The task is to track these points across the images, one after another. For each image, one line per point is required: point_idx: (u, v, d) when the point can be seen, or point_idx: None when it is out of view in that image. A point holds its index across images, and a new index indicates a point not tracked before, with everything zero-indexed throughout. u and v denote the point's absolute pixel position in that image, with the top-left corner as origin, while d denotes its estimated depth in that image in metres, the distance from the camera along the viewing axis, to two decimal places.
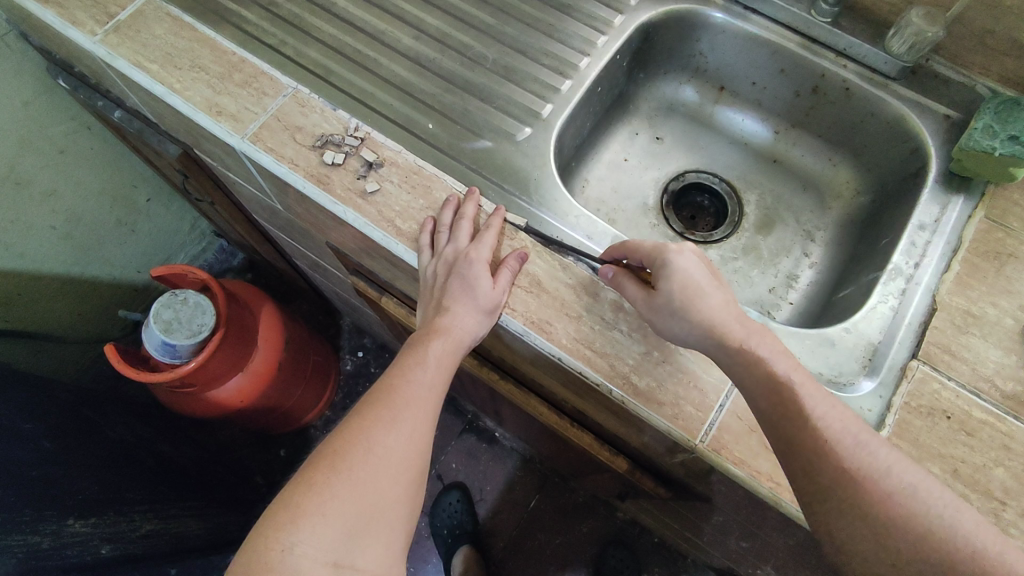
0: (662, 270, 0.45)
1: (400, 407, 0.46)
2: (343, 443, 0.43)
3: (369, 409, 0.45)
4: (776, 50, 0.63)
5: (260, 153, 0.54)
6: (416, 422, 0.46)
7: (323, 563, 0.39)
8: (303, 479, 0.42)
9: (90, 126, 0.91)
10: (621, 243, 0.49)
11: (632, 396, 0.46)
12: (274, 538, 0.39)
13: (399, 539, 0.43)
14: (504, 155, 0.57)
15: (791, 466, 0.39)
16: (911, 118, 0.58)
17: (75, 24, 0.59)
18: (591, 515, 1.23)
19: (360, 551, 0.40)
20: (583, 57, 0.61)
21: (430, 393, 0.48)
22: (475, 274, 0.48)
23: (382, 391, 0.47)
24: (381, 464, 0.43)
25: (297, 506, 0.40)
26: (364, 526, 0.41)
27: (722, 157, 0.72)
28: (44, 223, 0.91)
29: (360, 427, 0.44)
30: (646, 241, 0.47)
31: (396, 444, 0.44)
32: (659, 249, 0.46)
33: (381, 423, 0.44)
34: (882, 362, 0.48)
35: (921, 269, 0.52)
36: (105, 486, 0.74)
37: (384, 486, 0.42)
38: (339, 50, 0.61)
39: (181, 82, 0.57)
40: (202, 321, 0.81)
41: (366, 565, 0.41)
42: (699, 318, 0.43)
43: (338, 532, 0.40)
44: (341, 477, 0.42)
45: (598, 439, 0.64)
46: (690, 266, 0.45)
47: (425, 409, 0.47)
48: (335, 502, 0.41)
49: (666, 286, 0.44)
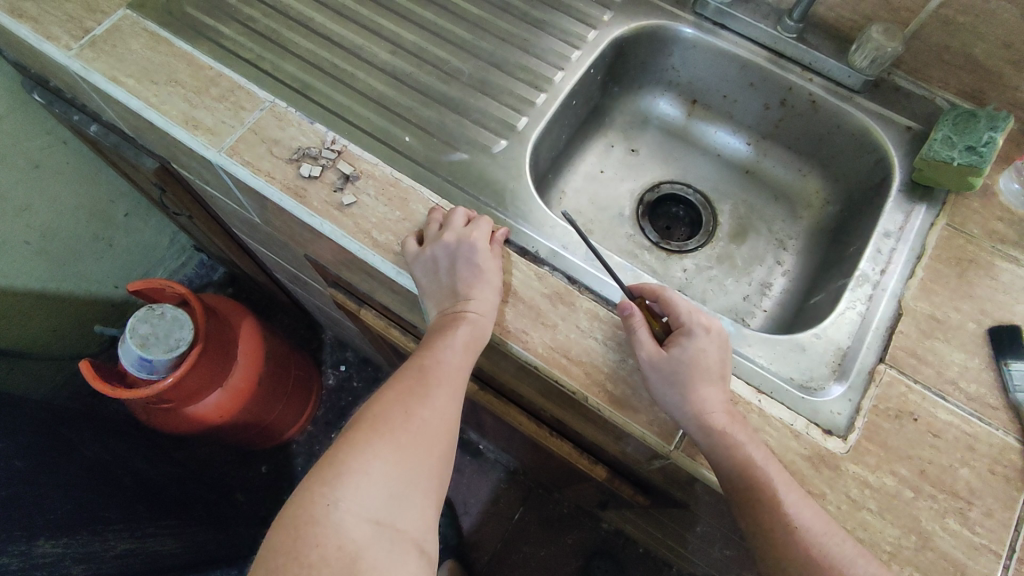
0: (684, 338, 0.46)
1: (432, 382, 0.47)
2: (380, 411, 0.45)
3: (403, 383, 0.47)
4: (746, 65, 0.65)
5: (237, 167, 0.54)
6: (450, 397, 0.47)
7: (369, 520, 0.39)
8: (345, 443, 0.43)
9: (67, 141, 0.91)
10: (655, 289, 0.49)
11: (607, 404, 0.46)
12: (318, 494, 0.40)
13: (433, 507, 0.44)
14: (480, 167, 0.57)
15: (758, 476, 0.41)
16: (874, 129, 0.60)
17: (50, 38, 0.59)
18: (575, 527, 1.23)
19: (404, 511, 0.41)
20: (557, 71, 0.63)
21: (465, 366, 0.48)
22: (479, 255, 0.49)
23: (412, 368, 0.48)
24: (419, 433, 0.44)
25: (339, 464, 0.41)
26: (407, 488, 0.42)
27: (697, 169, 0.73)
28: (18, 238, 0.90)
29: (398, 399, 0.45)
30: (685, 304, 0.48)
31: (431, 416, 0.45)
32: (693, 318, 0.47)
33: (416, 395, 0.46)
34: (852, 366, 0.49)
35: (887, 275, 0.53)
36: (77, 504, 0.73)
37: (421, 455, 0.43)
38: (316, 65, 0.61)
39: (158, 97, 0.57)
40: (179, 335, 0.80)
41: (409, 525, 0.41)
42: (701, 398, 0.43)
43: (381, 492, 0.41)
44: (383, 440, 0.43)
45: (577, 447, 0.64)
46: (712, 348, 0.46)
47: (458, 386, 0.48)
48: (378, 462, 0.41)
49: (683, 351, 0.45)
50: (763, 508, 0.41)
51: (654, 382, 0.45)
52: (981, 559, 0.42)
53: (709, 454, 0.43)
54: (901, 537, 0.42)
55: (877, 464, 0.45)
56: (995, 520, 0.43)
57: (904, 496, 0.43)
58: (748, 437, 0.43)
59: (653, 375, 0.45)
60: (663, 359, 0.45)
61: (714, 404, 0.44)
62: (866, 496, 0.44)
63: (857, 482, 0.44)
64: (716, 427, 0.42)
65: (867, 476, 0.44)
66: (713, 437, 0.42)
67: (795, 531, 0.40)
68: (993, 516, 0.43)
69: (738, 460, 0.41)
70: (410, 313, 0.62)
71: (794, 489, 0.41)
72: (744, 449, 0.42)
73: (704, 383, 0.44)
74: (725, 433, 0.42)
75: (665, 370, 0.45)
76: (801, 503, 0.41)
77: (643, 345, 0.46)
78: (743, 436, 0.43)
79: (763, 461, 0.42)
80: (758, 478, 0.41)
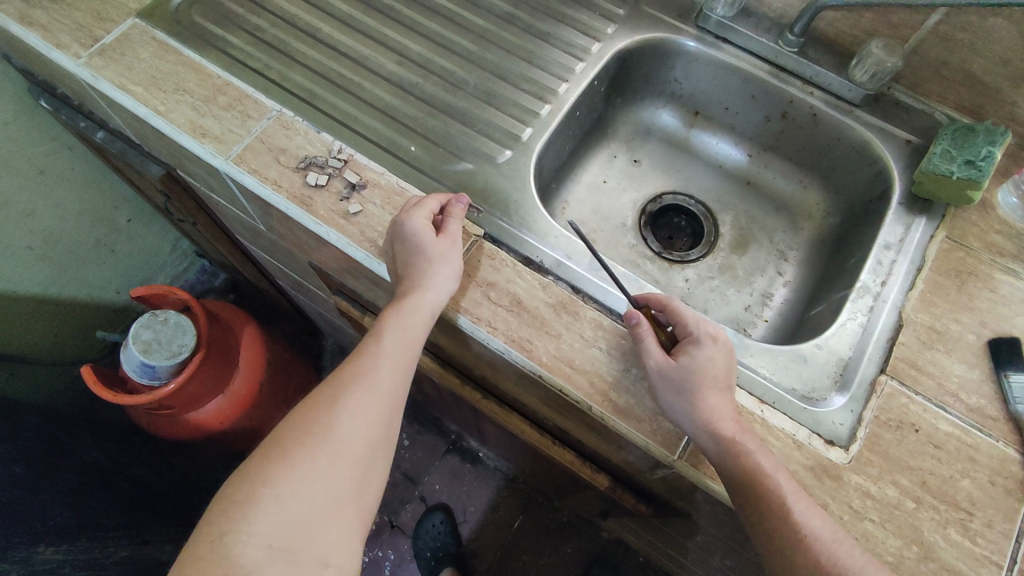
0: (693, 347, 0.47)
1: (347, 392, 0.46)
2: (285, 430, 0.45)
3: (316, 396, 0.47)
4: (746, 77, 0.66)
5: (244, 175, 0.55)
6: (365, 404, 0.46)
7: (269, 537, 0.40)
8: (254, 458, 0.44)
9: (72, 147, 0.91)
10: (662, 297, 0.50)
11: (611, 413, 0.47)
12: (219, 514, 0.41)
13: (345, 520, 0.43)
14: (485, 177, 0.58)
15: (760, 487, 0.41)
16: (874, 142, 0.61)
17: (59, 46, 0.60)
18: (575, 536, 1.23)
19: (310, 526, 0.42)
20: (561, 83, 0.63)
21: (387, 367, 0.48)
22: (420, 231, 0.48)
23: (332, 378, 0.48)
24: (324, 447, 0.44)
25: (234, 493, 0.42)
26: (315, 502, 0.42)
27: (698, 179, 0.74)
28: (21, 243, 0.90)
29: (314, 408, 0.46)
30: (691, 312, 0.49)
31: (339, 428, 0.45)
32: (699, 327, 0.47)
33: (324, 408, 0.45)
34: (853, 377, 0.49)
35: (888, 287, 0.53)
36: (87, 513, 0.75)
37: (324, 471, 0.43)
38: (323, 74, 0.62)
39: (166, 105, 0.58)
40: (182, 342, 0.80)
41: (314, 540, 0.42)
42: (711, 409, 0.44)
43: (274, 516, 0.41)
44: (290, 455, 0.43)
45: (579, 456, 0.64)
46: (719, 356, 0.46)
47: (375, 391, 0.47)
48: (281, 480, 0.42)
49: (691, 361, 0.46)
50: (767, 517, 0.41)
51: (663, 393, 0.46)
52: (983, 570, 0.42)
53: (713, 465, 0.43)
54: (903, 548, 0.43)
55: (879, 475, 0.45)
56: (996, 531, 0.43)
57: (906, 507, 0.44)
58: (752, 447, 0.43)
59: (663, 387, 0.46)
60: (672, 370, 0.46)
61: (720, 414, 0.44)
62: (868, 506, 0.44)
63: (859, 492, 0.44)
64: (721, 438, 0.43)
65: (868, 486, 0.45)
66: (720, 447, 0.43)
67: (798, 541, 0.40)
68: (994, 527, 0.43)
69: (743, 470, 0.42)
70: None
71: (801, 498, 0.42)
72: (749, 460, 0.42)
73: (713, 392, 0.45)
74: (731, 443, 0.42)
75: (674, 381, 0.45)
76: (804, 512, 0.41)
77: (652, 357, 0.46)
78: (750, 447, 0.43)
79: (766, 472, 0.42)
80: (757, 486, 0.41)
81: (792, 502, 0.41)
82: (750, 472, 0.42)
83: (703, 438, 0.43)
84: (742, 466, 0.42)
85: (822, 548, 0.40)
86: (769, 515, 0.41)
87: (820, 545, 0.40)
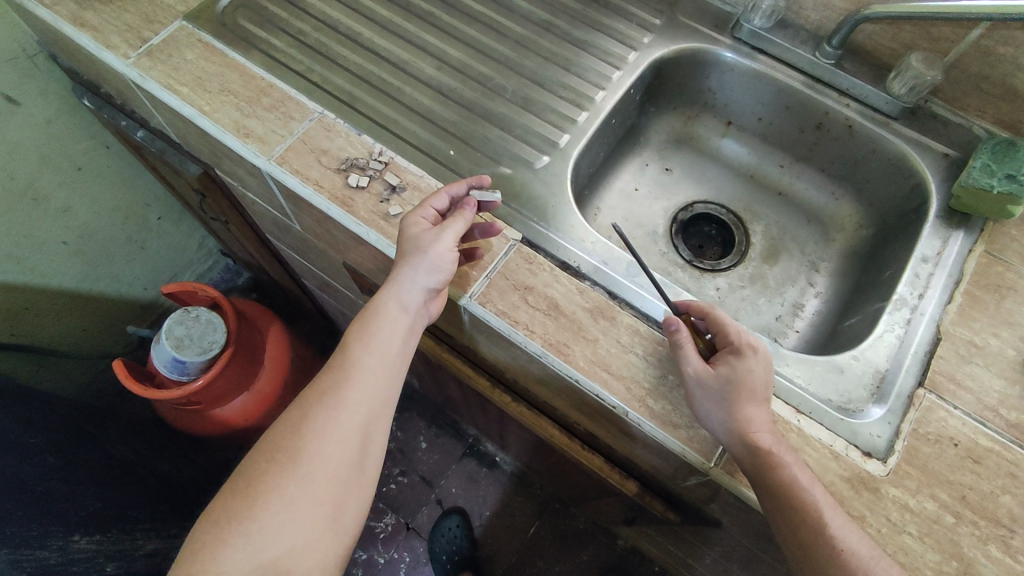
0: (734, 357, 0.47)
1: (318, 412, 0.46)
2: (259, 456, 0.45)
3: (290, 417, 0.47)
4: (781, 88, 0.66)
5: (287, 175, 0.56)
6: (338, 422, 0.46)
7: (243, 567, 0.41)
8: (227, 487, 0.45)
9: (110, 146, 0.92)
10: (704, 306, 0.50)
11: (648, 419, 0.47)
12: (194, 549, 0.42)
13: (322, 541, 0.44)
14: (522, 182, 0.58)
15: (800, 498, 0.41)
16: (912, 155, 0.61)
17: (109, 47, 0.61)
18: (591, 543, 1.22)
19: (284, 551, 0.42)
20: (599, 91, 0.64)
21: (362, 379, 0.48)
22: (419, 234, 0.49)
23: (309, 394, 0.48)
24: (294, 471, 0.44)
25: (212, 526, 0.43)
26: (287, 527, 0.43)
27: (729, 189, 0.74)
28: (56, 238, 0.92)
29: (283, 431, 0.46)
30: (733, 323, 0.49)
31: (311, 450, 0.45)
32: (741, 338, 0.47)
33: (296, 429, 0.46)
34: (891, 389, 0.49)
35: (925, 299, 0.53)
36: (116, 504, 0.76)
37: (296, 495, 0.43)
38: (364, 78, 0.63)
39: (211, 105, 0.59)
40: (213, 338, 0.81)
41: (289, 564, 0.42)
42: (748, 419, 0.44)
43: (248, 546, 0.42)
44: (260, 483, 0.44)
45: (608, 461, 0.65)
46: (760, 368, 0.46)
47: (348, 408, 0.47)
48: (251, 510, 0.43)
49: (731, 372, 0.46)
50: (806, 529, 0.41)
51: (700, 402, 0.46)
52: None
53: (749, 473, 0.43)
54: (941, 563, 0.42)
55: (917, 488, 0.45)
56: None
57: (946, 522, 0.44)
58: (790, 457, 0.43)
59: (701, 396, 0.46)
60: (710, 381, 0.46)
61: (759, 424, 0.44)
62: (906, 520, 0.44)
63: (897, 505, 0.44)
64: (760, 450, 0.43)
65: (907, 500, 0.44)
66: (758, 457, 0.43)
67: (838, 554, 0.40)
68: None
69: (783, 480, 0.42)
70: (446, 323, 0.63)
71: (839, 511, 0.42)
72: (787, 472, 0.42)
73: (752, 403, 0.45)
74: (770, 453, 0.43)
75: (712, 389, 0.46)
76: (843, 524, 0.41)
77: (692, 366, 0.46)
78: (788, 459, 0.43)
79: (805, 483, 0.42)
80: (797, 497, 0.41)
81: (830, 515, 0.41)
82: (789, 483, 0.42)
83: (742, 448, 0.43)
84: (781, 478, 0.42)
85: (861, 561, 0.40)
86: (809, 526, 0.41)
87: (859, 558, 0.40)
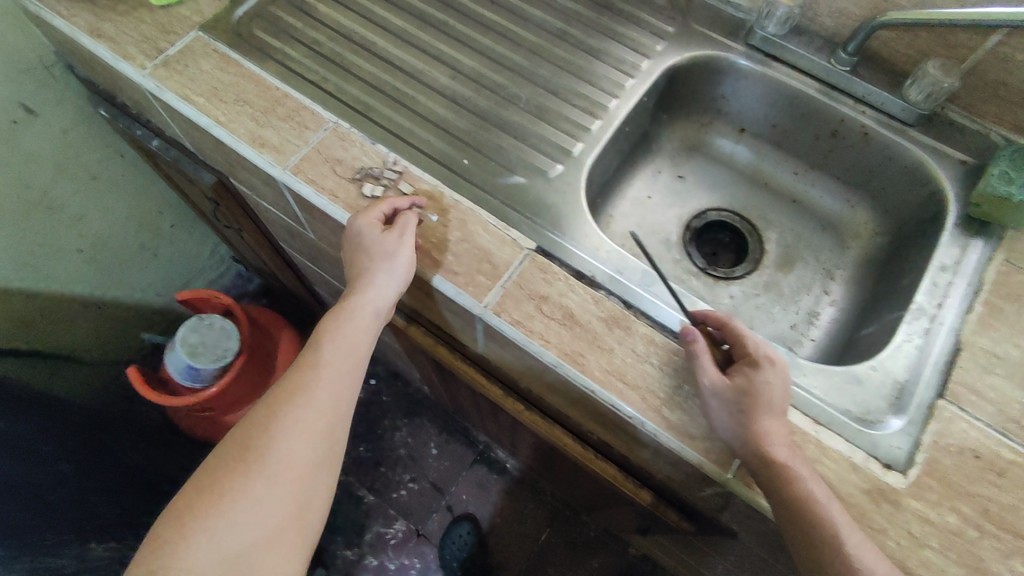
0: (750, 368, 0.47)
1: (285, 411, 0.48)
2: (226, 454, 0.47)
3: (255, 415, 0.48)
4: (795, 96, 0.66)
5: (301, 185, 0.56)
6: (305, 421, 0.48)
7: (207, 563, 0.43)
8: (192, 483, 0.46)
9: (124, 154, 0.93)
10: (723, 318, 0.50)
11: (664, 429, 0.47)
12: (158, 544, 0.43)
13: (285, 536, 0.46)
14: (536, 191, 0.58)
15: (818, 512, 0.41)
16: (929, 163, 0.60)
17: (126, 58, 0.62)
18: (602, 550, 1.22)
19: (249, 547, 0.44)
20: (612, 99, 0.64)
21: (328, 380, 0.50)
22: (374, 240, 0.51)
23: (275, 394, 0.50)
24: (260, 468, 0.46)
25: (177, 522, 0.44)
26: (254, 524, 0.44)
27: (743, 196, 0.74)
28: (71, 245, 0.93)
29: (251, 431, 0.47)
30: (752, 335, 0.48)
31: (277, 449, 0.47)
32: (760, 350, 0.47)
33: (262, 428, 0.47)
34: (911, 400, 0.49)
35: (944, 309, 0.53)
36: (123, 509, 0.78)
37: (263, 491, 0.45)
38: (378, 87, 0.63)
39: (226, 115, 0.59)
40: (226, 345, 0.82)
41: (255, 561, 0.44)
42: (764, 431, 0.44)
43: (214, 541, 0.43)
44: (227, 481, 0.45)
45: (622, 470, 0.64)
46: (778, 380, 0.46)
47: (314, 408, 0.49)
48: (218, 508, 0.44)
49: (746, 382, 0.46)
50: (821, 544, 0.40)
51: (715, 412, 0.46)
52: None
53: (764, 487, 0.43)
54: None
55: (938, 501, 0.44)
56: None
57: (967, 535, 0.43)
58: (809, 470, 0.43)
59: (717, 407, 0.46)
60: (725, 391, 0.46)
61: (775, 437, 0.44)
62: (927, 533, 0.43)
63: (918, 518, 0.44)
64: (778, 463, 0.42)
65: (928, 513, 0.44)
66: (773, 471, 0.42)
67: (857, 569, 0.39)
68: None
69: (801, 493, 0.41)
70: (459, 332, 0.63)
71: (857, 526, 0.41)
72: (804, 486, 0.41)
73: (769, 415, 0.44)
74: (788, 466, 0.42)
75: (727, 400, 0.45)
76: (862, 538, 0.41)
77: (708, 375, 0.46)
78: (804, 474, 0.42)
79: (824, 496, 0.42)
80: (815, 510, 0.41)
81: (848, 530, 0.41)
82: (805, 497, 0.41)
83: (758, 459, 0.43)
84: (796, 492, 0.41)
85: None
86: (828, 539, 0.40)
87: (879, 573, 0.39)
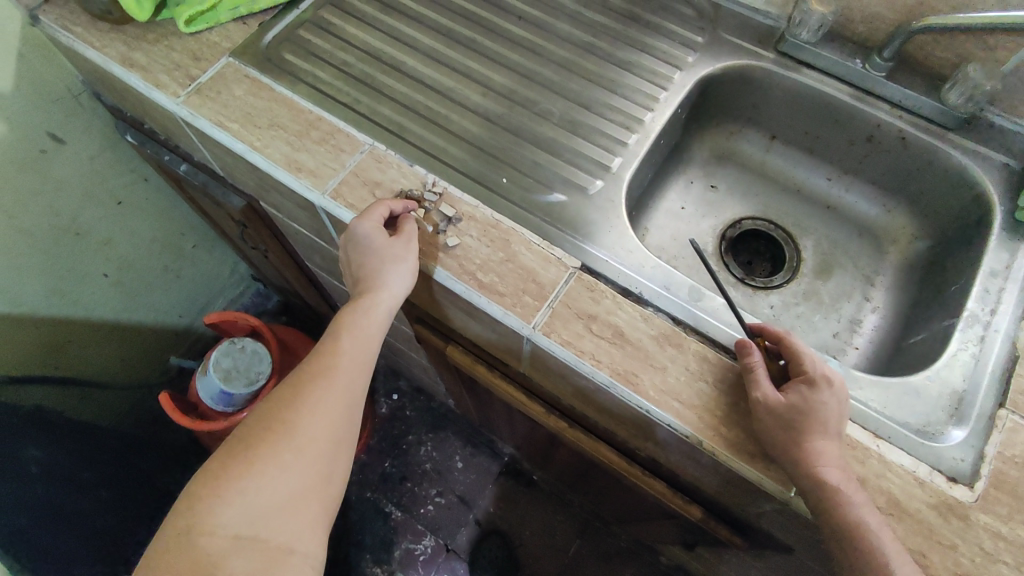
0: (806, 386, 0.46)
1: (311, 388, 0.48)
2: (255, 424, 0.47)
3: (283, 391, 0.49)
4: (830, 102, 0.65)
5: (341, 209, 0.56)
6: (330, 398, 0.48)
7: (235, 528, 0.42)
8: (223, 451, 0.46)
9: (148, 178, 0.93)
10: (780, 335, 0.49)
11: (722, 449, 0.46)
12: (188, 506, 0.43)
13: (311, 507, 0.45)
14: (577, 207, 0.58)
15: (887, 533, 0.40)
16: (971, 167, 0.60)
17: (159, 86, 0.62)
18: (634, 560, 1.21)
19: (276, 513, 0.44)
20: (646, 112, 0.63)
21: (348, 365, 0.51)
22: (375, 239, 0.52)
23: (300, 374, 0.50)
24: (288, 439, 0.46)
25: (208, 485, 0.44)
26: (281, 490, 0.44)
27: (776, 203, 0.73)
28: (97, 270, 0.93)
29: (278, 404, 0.48)
30: (810, 353, 0.47)
31: (303, 422, 0.47)
32: (818, 371, 0.46)
33: (289, 402, 0.47)
34: (972, 410, 0.48)
35: (998, 315, 0.52)
36: None
37: (290, 460, 0.45)
38: (410, 107, 0.63)
39: (261, 141, 0.59)
40: (259, 368, 0.81)
41: (281, 527, 0.44)
42: (817, 452, 0.43)
43: (243, 504, 0.43)
44: (255, 450, 0.45)
45: (670, 486, 0.62)
46: (834, 402, 0.45)
47: (338, 386, 0.49)
48: (246, 476, 0.44)
49: (802, 399, 0.45)
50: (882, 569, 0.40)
51: (768, 430, 0.45)
52: None
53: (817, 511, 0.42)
54: None
55: (1008, 514, 0.44)
56: None
57: None
58: None
59: (772, 424, 0.45)
60: (779, 408, 0.44)
61: (834, 457, 0.43)
62: (1000, 548, 0.42)
63: (989, 533, 0.43)
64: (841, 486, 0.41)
65: (999, 527, 0.43)
66: (827, 493, 0.41)
67: None
68: None
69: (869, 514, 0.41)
70: (500, 351, 0.63)
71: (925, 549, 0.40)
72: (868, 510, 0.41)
73: (824, 434, 0.44)
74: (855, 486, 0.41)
75: (779, 419, 0.44)
76: None
77: (765, 392, 0.45)
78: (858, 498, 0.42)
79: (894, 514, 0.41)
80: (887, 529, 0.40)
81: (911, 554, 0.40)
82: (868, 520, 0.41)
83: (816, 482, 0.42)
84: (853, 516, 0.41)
85: None
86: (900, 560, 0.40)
87: None
